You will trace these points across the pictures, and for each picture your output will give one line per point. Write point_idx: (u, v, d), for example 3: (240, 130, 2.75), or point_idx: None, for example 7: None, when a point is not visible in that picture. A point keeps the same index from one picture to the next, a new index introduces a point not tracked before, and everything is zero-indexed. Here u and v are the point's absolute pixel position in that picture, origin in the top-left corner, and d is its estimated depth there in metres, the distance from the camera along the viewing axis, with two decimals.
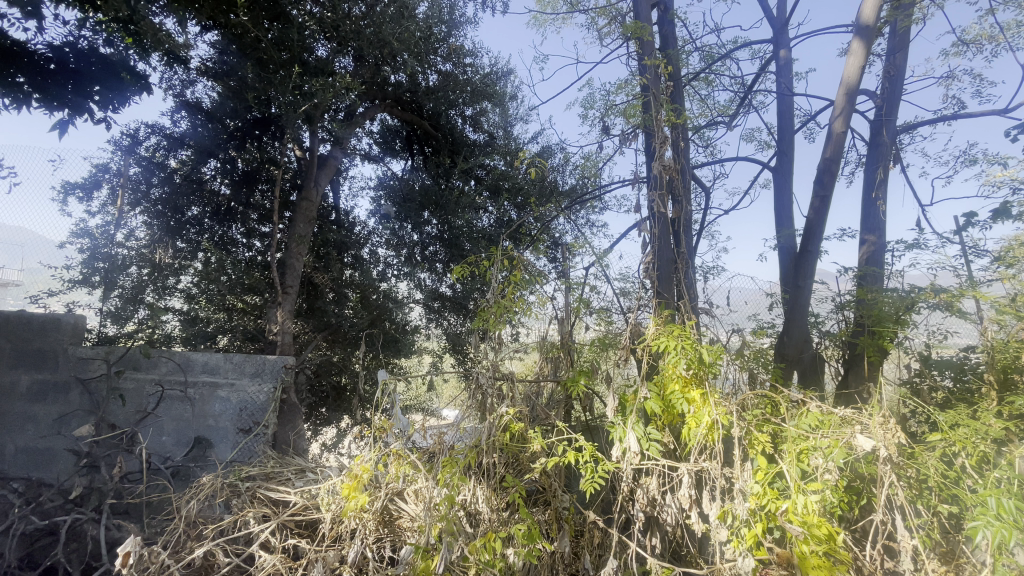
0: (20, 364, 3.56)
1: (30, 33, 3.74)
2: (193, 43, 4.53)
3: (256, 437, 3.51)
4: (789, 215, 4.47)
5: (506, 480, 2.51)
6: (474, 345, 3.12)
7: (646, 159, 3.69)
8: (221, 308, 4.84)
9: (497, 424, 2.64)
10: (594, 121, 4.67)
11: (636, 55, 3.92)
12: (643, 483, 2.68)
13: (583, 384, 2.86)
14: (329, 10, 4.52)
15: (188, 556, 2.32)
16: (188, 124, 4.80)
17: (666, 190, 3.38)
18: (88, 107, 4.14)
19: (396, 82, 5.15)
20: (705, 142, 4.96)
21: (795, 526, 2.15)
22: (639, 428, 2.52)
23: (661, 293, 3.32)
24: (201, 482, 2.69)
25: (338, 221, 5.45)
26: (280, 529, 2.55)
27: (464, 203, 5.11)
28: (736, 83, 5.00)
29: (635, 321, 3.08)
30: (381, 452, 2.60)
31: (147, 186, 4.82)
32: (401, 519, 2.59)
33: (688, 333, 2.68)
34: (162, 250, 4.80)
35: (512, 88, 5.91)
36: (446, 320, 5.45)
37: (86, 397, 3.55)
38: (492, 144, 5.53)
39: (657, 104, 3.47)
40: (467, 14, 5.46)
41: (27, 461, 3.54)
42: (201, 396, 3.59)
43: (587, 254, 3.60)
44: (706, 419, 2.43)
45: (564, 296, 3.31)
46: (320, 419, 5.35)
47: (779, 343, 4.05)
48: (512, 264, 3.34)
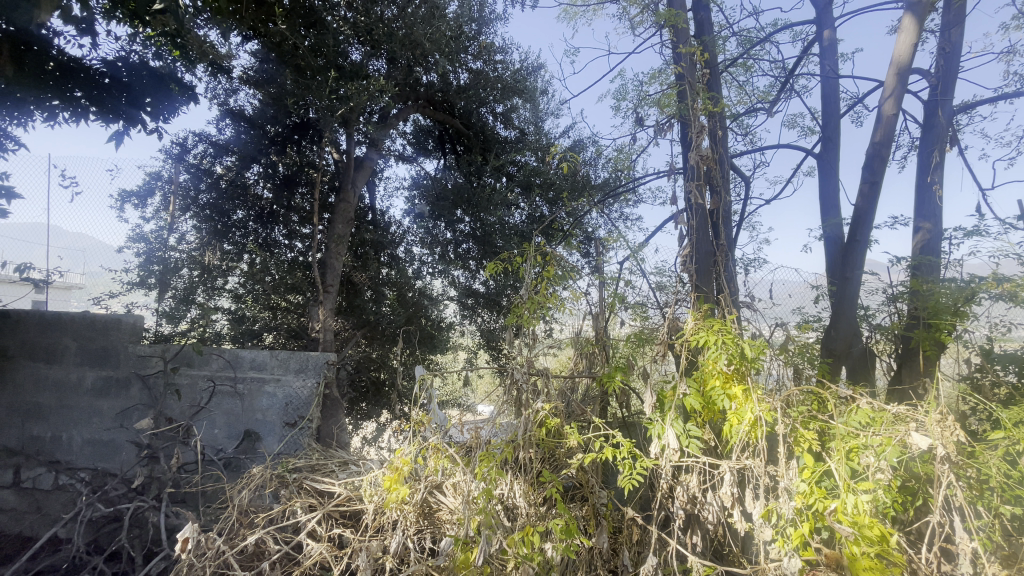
0: (85, 362, 3.81)
1: (85, 49, 3.96)
2: (235, 53, 4.70)
3: (301, 431, 3.65)
4: (836, 203, 4.27)
5: (543, 475, 2.51)
6: (509, 341, 3.10)
7: (682, 149, 3.61)
8: (266, 306, 5.07)
9: (533, 420, 2.62)
10: (627, 113, 4.58)
11: (670, 43, 3.83)
12: (684, 481, 2.66)
13: (620, 380, 2.84)
14: (363, 14, 4.59)
15: (242, 543, 2.44)
16: (232, 131, 5.01)
17: (704, 180, 3.28)
18: (141, 117, 4.36)
19: (428, 82, 5.23)
20: (744, 130, 4.81)
21: (845, 526, 2.06)
22: (679, 424, 2.50)
23: (700, 287, 3.25)
24: (252, 472, 2.83)
25: (374, 221, 5.57)
26: (326, 519, 2.64)
27: (496, 201, 5.09)
28: (777, 68, 4.81)
29: (673, 316, 3.03)
30: (420, 446, 2.63)
31: (196, 191, 5.04)
32: (441, 512, 2.65)
33: (730, 327, 2.60)
34: (211, 251, 4.99)
35: (543, 83, 5.86)
36: (480, 317, 5.43)
37: (146, 393, 3.75)
38: (524, 140, 5.50)
39: (693, 93, 3.39)
40: (497, 11, 5.46)
41: (92, 451, 3.76)
42: (250, 391, 3.72)
43: (622, 248, 3.54)
44: (748, 415, 2.37)
45: (598, 291, 3.29)
46: (361, 412, 5.51)
47: (826, 337, 3.87)
48: (545, 260, 3.29)
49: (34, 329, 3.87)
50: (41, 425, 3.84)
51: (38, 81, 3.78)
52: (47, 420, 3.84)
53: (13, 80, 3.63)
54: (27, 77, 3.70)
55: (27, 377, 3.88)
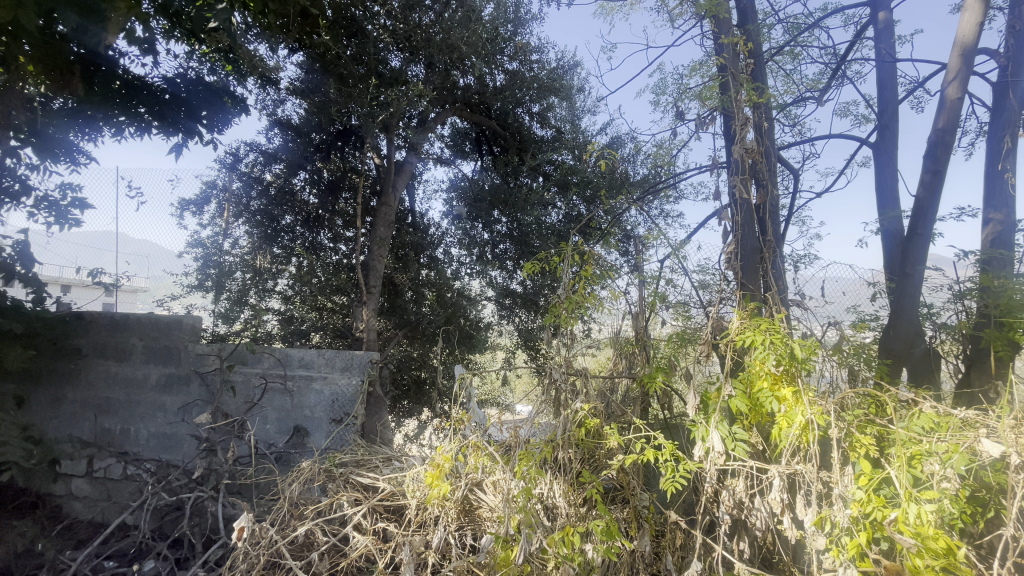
0: (150, 359, 4.05)
1: (147, 68, 4.21)
2: (282, 64, 4.89)
3: (347, 428, 3.76)
4: (895, 194, 4.06)
5: (583, 475, 2.49)
6: (546, 341, 3.06)
7: (725, 142, 3.50)
8: (313, 307, 5.22)
9: (573, 420, 2.60)
10: (666, 107, 4.49)
11: (711, 34, 3.74)
12: (729, 485, 2.60)
13: (661, 381, 2.79)
14: (401, 22, 4.75)
15: (293, 534, 2.55)
16: (281, 140, 5.21)
17: (748, 174, 3.16)
18: (197, 129, 4.62)
19: (465, 85, 5.27)
20: (793, 120, 4.63)
21: (907, 537, 1.95)
22: (724, 427, 2.44)
23: (746, 285, 3.15)
24: (301, 466, 2.93)
25: (414, 223, 5.67)
26: (371, 513, 2.71)
27: (532, 200, 5.12)
28: (828, 54, 4.59)
29: (717, 315, 2.95)
30: (460, 443, 2.66)
31: (248, 198, 5.28)
32: (481, 509, 2.68)
33: (778, 326, 2.50)
34: (262, 256, 5.27)
35: (580, 81, 5.83)
36: (518, 317, 5.47)
37: (204, 389, 3.95)
38: (560, 139, 5.50)
39: (736, 84, 3.27)
40: (532, 11, 5.47)
41: (158, 444, 4.00)
42: (299, 388, 3.86)
43: (663, 246, 3.45)
44: (799, 419, 2.28)
45: (638, 290, 3.24)
46: (403, 410, 5.61)
47: (885, 337, 3.67)
48: (583, 259, 3.24)
49: (104, 329, 4.15)
50: (112, 418, 4.12)
51: (107, 100, 4.04)
52: (117, 414, 4.11)
53: (83, 99, 3.91)
54: (97, 96, 3.96)
55: (99, 374, 4.16)
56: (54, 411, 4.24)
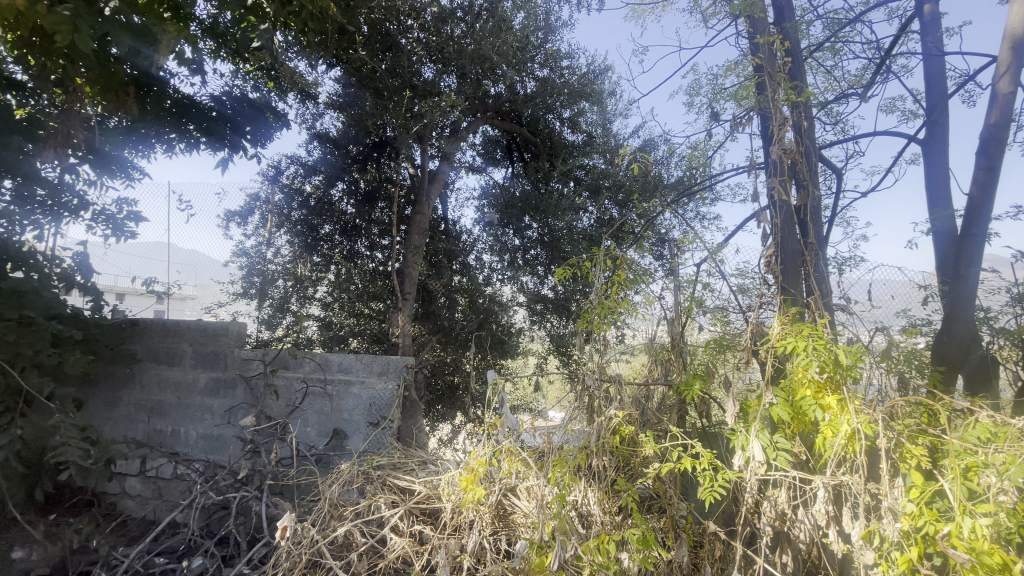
0: (199, 364, 4.23)
1: (196, 87, 4.43)
2: (321, 79, 5.05)
3: (384, 431, 3.83)
4: (947, 192, 3.86)
5: (618, 483, 2.46)
6: (579, 347, 3.03)
7: (762, 143, 3.42)
8: (351, 313, 5.37)
9: (607, 427, 2.57)
10: (701, 108, 4.42)
11: (746, 33, 3.67)
12: (771, 496, 2.51)
13: (698, 388, 2.73)
14: (434, 34, 4.88)
15: (332, 534, 2.61)
16: (319, 152, 5.37)
17: (788, 175, 3.06)
18: (242, 144, 4.84)
19: (496, 94, 5.31)
20: (834, 118, 4.47)
21: (960, 552, 1.84)
22: (765, 436, 2.36)
23: (787, 289, 3.06)
24: (340, 468, 3.01)
25: (447, 231, 5.76)
26: (408, 515, 2.75)
27: (564, 206, 5.14)
28: (872, 48, 4.42)
29: (757, 321, 2.87)
30: (493, 448, 2.66)
31: (290, 209, 5.47)
32: (515, 515, 2.68)
33: (822, 332, 2.41)
34: (302, 264, 5.45)
35: (611, 84, 5.81)
36: (549, 322, 5.42)
37: (248, 392, 4.08)
38: (591, 143, 5.50)
39: (773, 84, 3.19)
40: (563, 17, 5.49)
41: (206, 445, 4.17)
42: (338, 392, 3.95)
43: (699, 249, 3.36)
44: (845, 428, 2.20)
45: (673, 295, 3.19)
46: (437, 414, 5.65)
47: (938, 342, 3.48)
48: (616, 264, 3.21)
49: (157, 335, 4.36)
50: (163, 420, 4.31)
51: (159, 119, 4.28)
52: (168, 416, 4.30)
53: (138, 119, 4.12)
54: (149, 115, 4.19)
55: (152, 378, 4.36)
56: (112, 412, 4.48)
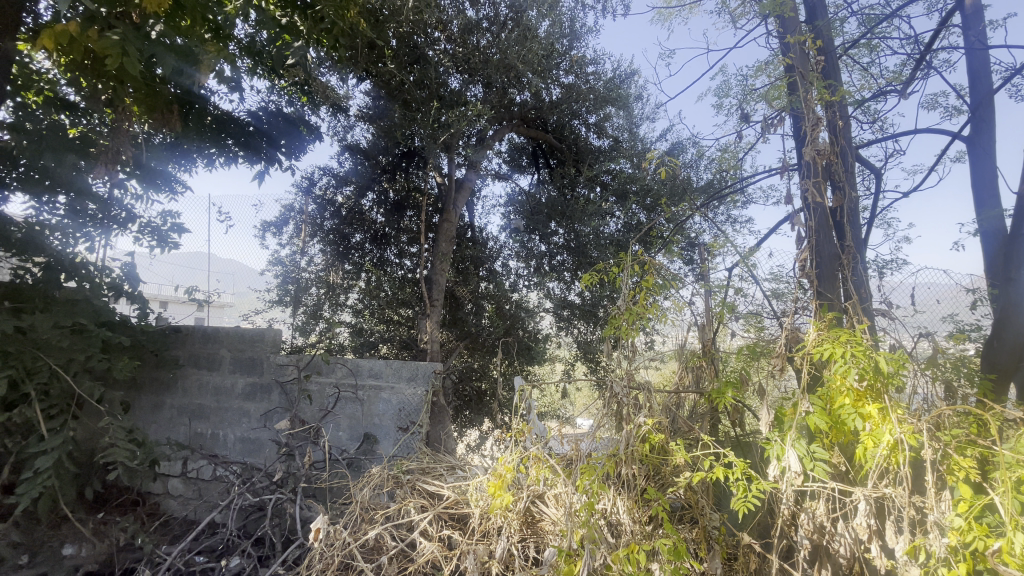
0: (237, 369, 4.36)
1: (234, 103, 4.61)
2: (351, 92, 5.17)
3: (413, 435, 3.86)
4: (995, 191, 3.68)
5: (648, 492, 2.42)
6: (607, 354, 3.00)
7: (795, 144, 3.32)
8: (382, 320, 5.48)
9: (636, 435, 2.53)
10: (730, 110, 4.34)
11: (776, 34, 3.60)
12: (809, 508, 2.44)
13: (731, 397, 2.67)
14: (460, 45, 4.94)
15: (363, 537, 2.64)
16: (350, 163, 5.50)
17: (822, 176, 2.98)
18: (278, 157, 5.04)
19: (521, 101, 5.30)
20: (871, 116, 4.34)
21: (1013, 570, 1.76)
22: (801, 446, 2.29)
23: (823, 294, 2.97)
24: (371, 472, 3.06)
25: (473, 238, 5.78)
26: (437, 519, 2.77)
27: (590, 211, 5.12)
28: (911, 44, 4.26)
29: (792, 326, 2.78)
30: (521, 454, 2.66)
31: (322, 219, 5.61)
32: (543, 522, 2.67)
33: (860, 337, 2.33)
34: (335, 272, 5.58)
35: (637, 89, 5.79)
36: (577, 329, 5.44)
37: (283, 397, 4.20)
38: (618, 148, 5.48)
39: (805, 83, 3.13)
40: (588, 23, 5.50)
41: (243, 448, 4.29)
42: (368, 397, 4.02)
43: (730, 254, 3.29)
44: (886, 438, 2.12)
45: (704, 301, 3.16)
46: (465, 420, 5.66)
47: (989, 349, 3.30)
48: (643, 269, 3.17)
49: (198, 341, 4.52)
50: (204, 423, 4.46)
51: (201, 134, 4.49)
52: (208, 419, 4.44)
53: (182, 136, 4.37)
54: (192, 131, 4.41)
55: (193, 383, 4.52)
56: (155, 415, 4.66)
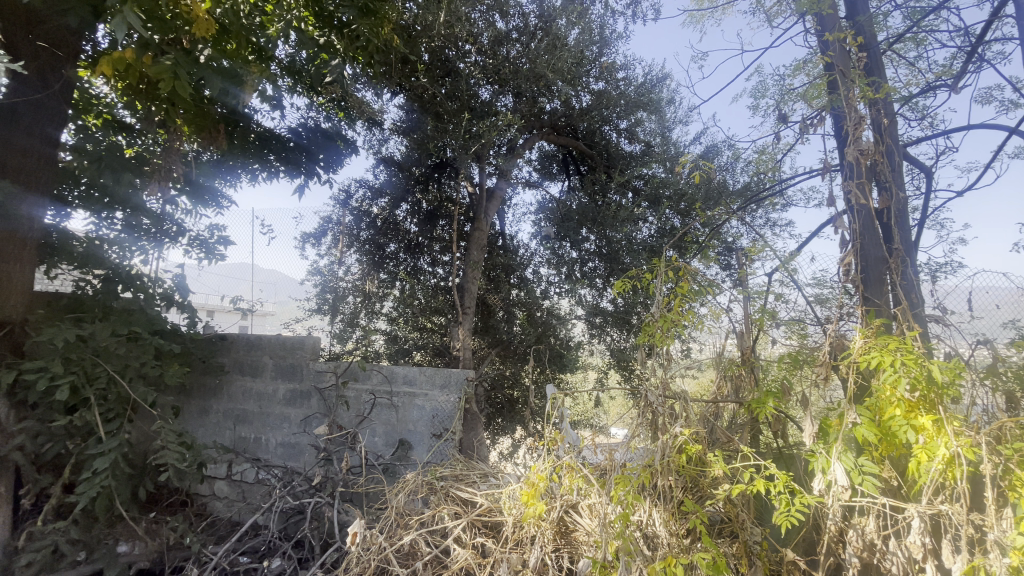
0: (278, 376, 4.50)
1: (276, 121, 4.80)
2: (385, 106, 5.30)
3: (446, 442, 3.89)
4: None
5: (686, 505, 2.37)
6: (641, 362, 2.95)
7: (837, 144, 3.23)
8: (415, 327, 5.55)
9: (673, 445, 2.47)
10: (767, 111, 4.24)
11: (814, 32, 3.51)
12: (857, 525, 2.34)
13: (772, 407, 2.58)
14: (491, 57, 5.00)
15: (399, 542, 2.68)
16: (385, 175, 5.62)
17: (867, 177, 2.88)
18: (317, 170, 5.22)
19: (552, 109, 5.35)
20: (919, 113, 4.15)
21: None
22: (849, 459, 2.19)
23: (870, 299, 2.86)
24: (406, 477, 3.09)
25: (504, 246, 5.81)
26: (470, 527, 2.79)
27: (622, 217, 5.07)
28: (960, 36, 4.07)
29: (836, 333, 2.68)
30: (555, 463, 2.66)
31: (359, 230, 5.74)
32: (578, 532, 2.64)
33: (911, 345, 2.23)
34: (370, 281, 5.71)
35: (669, 92, 5.73)
36: (610, 335, 5.38)
37: (322, 403, 4.30)
38: (650, 153, 5.44)
39: (846, 81, 3.04)
40: (618, 30, 5.50)
41: (284, 452, 4.41)
42: (403, 404, 4.08)
43: (770, 259, 3.20)
44: (942, 452, 2.01)
45: (742, 307, 3.06)
46: (497, 427, 5.65)
47: None
48: (678, 275, 3.11)
49: (242, 348, 4.68)
50: (247, 428, 4.61)
51: (245, 151, 4.69)
52: (251, 424, 4.59)
53: (226, 153, 4.54)
54: (236, 149, 4.60)
55: (238, 389, 4.68)
56: (203, 420, 4.86)
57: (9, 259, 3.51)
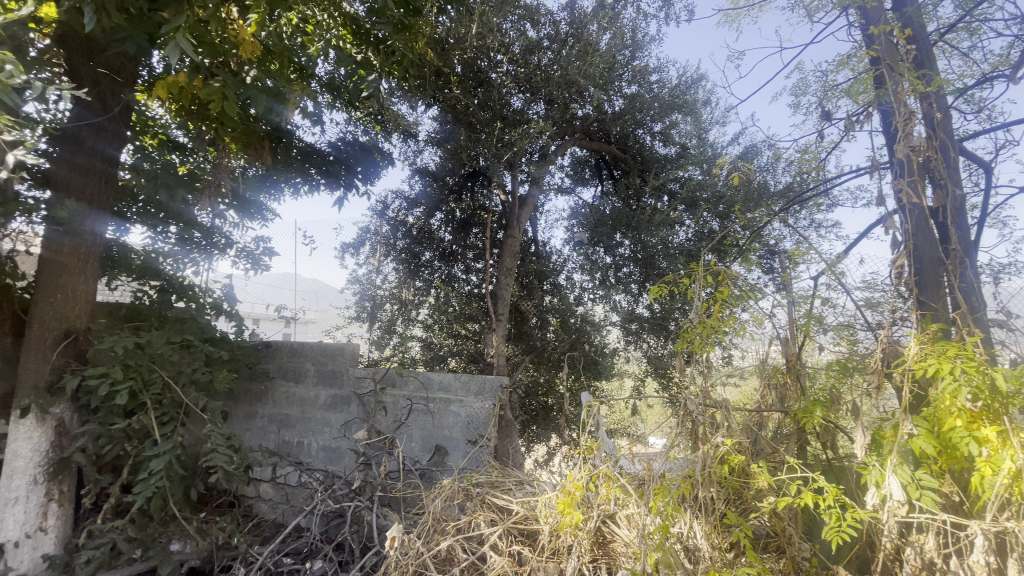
0: (320, 382, 4.63)
1: (316, 135, 4.96)
2: (419, 118, 5.40)
3: (482, 448, 3.91)
4: None
5: (728, 517, 2.31)
6: (680, 370, 2.88)
7: (885, 141, 3.09)
8: (450, 334, 5.63)
9: (713, 456, 2.39)
10: (810, 109, 4.10)
11: (858, 25, 3.38)
12: (915, 541, 2.23)
13: (820, 416, 2.48)
14: (522, 65, 5.04)
15: (436, 547, 2.70)
16: (420, 185, 5.72)
17: (920, 175, 2.74)
18: (355, 183, 5.38)
19: (584, 115, 5.32)
20: (976, 105, 3.93)
21: None
22: (905, 472, 2.07)
23: (925, 303, 2.72)
24: (442, 483, 3.13)
25: (537, 252, 5.80)
26: (506, 534, 2.78)
27: (657, 221, 5.00)
28: (1019, 23, 3.84)
29: (889, 339, 2.56)
30: (591, 472, 2.63)
31: (395, 239, 5.86)
32: (616, 543, 2.60)
33: (971, 351, 2.11)
34: (407, 288, 5.82)
35: (705, 93, 5.63)
36: (646, 342, 5.31)
37: (361, 408, 4.39)
38: (685, 155, 5.37)
39: (894, 75, 2.91)
40: (650, 32, 5.45)
41: (325, 456, 4.53)
42: (439, 409, 4.12)
43: (815, 262, 3.08)
44: (1009, 466, 1.89)
45: (786, 313, 2.99)
46: (532, 435, 5.64)
47: None
48: (717, 280, 3.03)
49: (286, 355, 4.85)
50: (291, 432, 4.76)
51: (288, 165, 4.89)
52: (294, 428, 4.73)
53: (271, 168, 4.76)
54: (280, 164, 4.82)
55: (282, 394, 4.84)
56: (249, 424, 5.04)
57: (74, 271, 3.76)
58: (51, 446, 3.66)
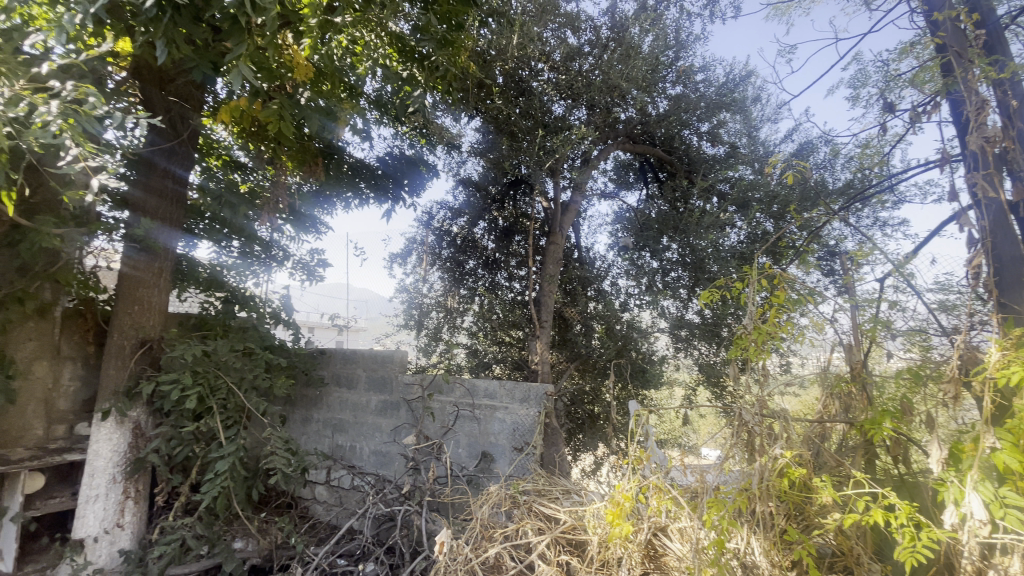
0: (371, 388, 4.77)
1: (365, 150, 5.14)
2: (462, 129, 5.48)
3: (527, 456, 3.89)
4: None
5: (789, 533, 2.19)
6: (734, 378, 2.78)
7: (956, 131, 2.89)
8: (495, 341, 5.66)
9: (772, 468, 2.27)
10: (870, 101, 3.89)
11: (921, 11, 3.19)
12: (1000, 564, 2.05)
13: (889, 428, 2.34)
14: (564, 72, 5.04)
15: (485, 554, 2.71)
16: (463, 196, 5.78)
17: (997, 167, 2.55)
18: (402, 194, 5.52)
19: (626, 118, 5.27)
20: None
21: None
22: (986, 489, 1.94)
23: (1007, 305, 2.52)
24: (489, 490, 3.14)
25: (580, 258, 5.77)
26: (554, 544, 2.76)
27: (707, 224, 4.88)
28: None
29: (967, 345, 2.37)
30: (641, 483, 2.57)
31: (440, 249, 5.95)
32: (668, 557, 2.52)
33: None
34: (452, 296, 5.90)
35: (755, 90, 5.47)
36: (697, 349, 5.16)
37: (410, 414, 4.48)
38: (735, 155, 5.23)
39: (963, 62, 2.74)
40: (695, 31, 5.35)
41: (376, 460, 4.65)
42: (485, 416, 4.14)
43: (880, 262, 2.92)
44: None
45: (849, 317, 2.83)
46: (579, 443, 5.58)
47: None
48: (773, 283, 2.90)
49: (339, 362, 5.00)
50: (344, 437, 4.91)
51: (339, 180, 5.10)
52: (347, 433, 4.88)
53: (325, 183, 4.99)
54: (331, 179, 5.02)
55: (335, 400, 5.01)
56: (305, 428, 5.24)
57: (149, 284, 4.05)
58: (128, 447, 3.94)
